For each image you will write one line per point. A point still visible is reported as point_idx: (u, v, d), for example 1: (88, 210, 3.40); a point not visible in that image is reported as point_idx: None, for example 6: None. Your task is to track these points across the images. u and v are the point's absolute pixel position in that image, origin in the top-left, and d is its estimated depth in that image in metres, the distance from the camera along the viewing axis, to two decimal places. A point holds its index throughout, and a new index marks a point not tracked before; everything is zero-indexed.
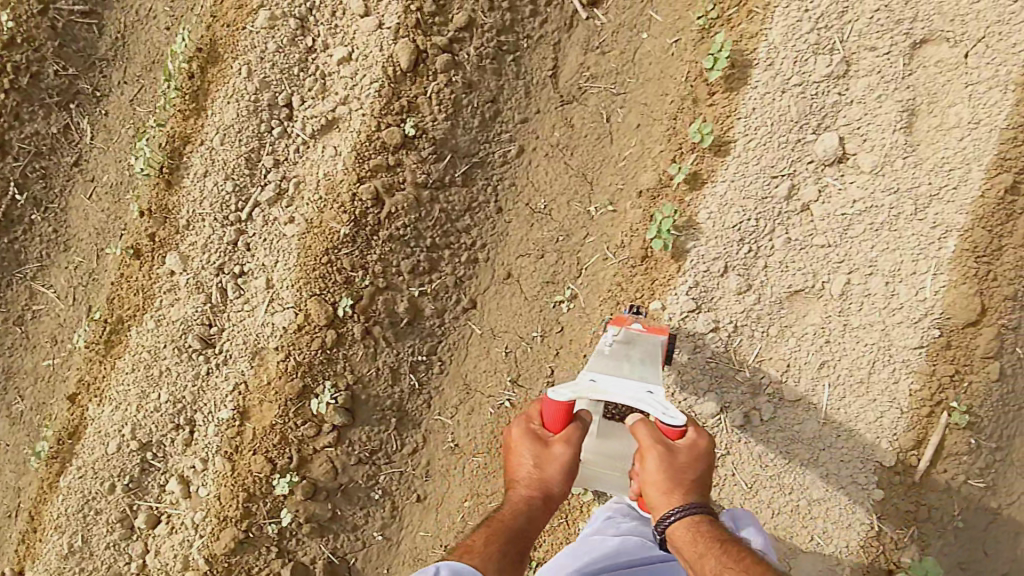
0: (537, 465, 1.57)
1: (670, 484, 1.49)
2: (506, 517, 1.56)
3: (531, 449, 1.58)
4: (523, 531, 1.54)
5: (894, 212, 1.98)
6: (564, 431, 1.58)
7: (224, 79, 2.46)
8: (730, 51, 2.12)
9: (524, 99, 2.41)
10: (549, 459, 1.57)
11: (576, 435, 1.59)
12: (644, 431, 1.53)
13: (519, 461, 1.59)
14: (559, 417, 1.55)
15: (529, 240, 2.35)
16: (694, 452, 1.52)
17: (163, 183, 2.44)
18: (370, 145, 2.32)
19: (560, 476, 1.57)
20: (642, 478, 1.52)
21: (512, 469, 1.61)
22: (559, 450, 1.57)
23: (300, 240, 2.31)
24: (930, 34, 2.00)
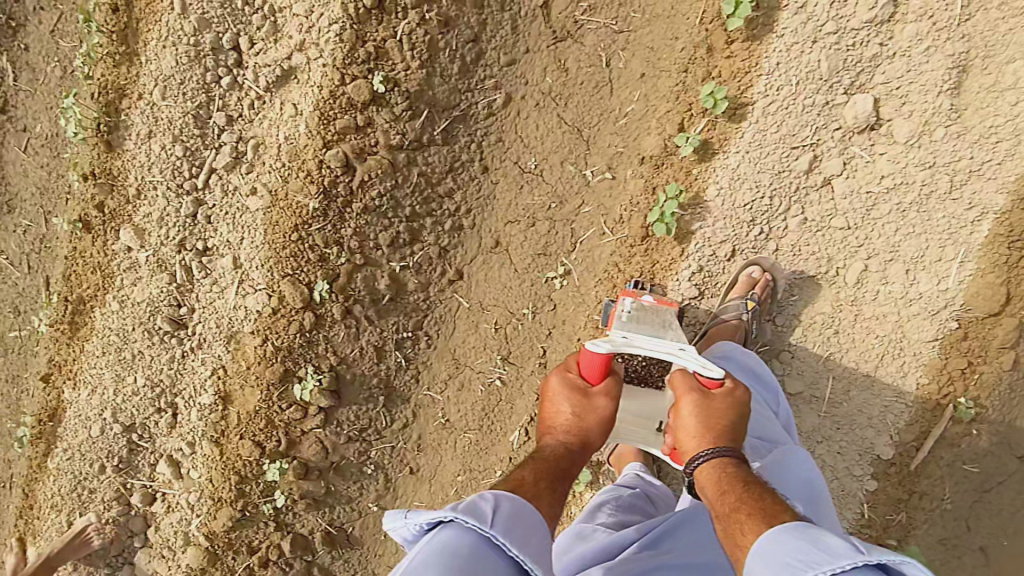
0: (577, 415, 1.37)
1: (703, 427, 1.31)
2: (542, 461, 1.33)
3: (571, 397, 1.38)
4: (564, 479, 1.30)
5: (925, 190, 1.77)
6: (604, 383, 1.40)
7: (154, 16, 2.11)
8: None
9: (511, 37, 2.07)
10: (590, 410, 1.38)
11: (616, 388, 1.42)
12: (681, 379, 1.38)
13: (556, 410, 1.40)
14: (601, 366, 1.37)
15: (518, 206, 2.13)
16: (736, 402, 1.33)
17: (103, 145, 2.19)
18: (334, 103, 2.02)
19: (599, 432, 1.38)
20: (675, 424, 1.36)
21: (548, 417, 1.41)
22: (601, 403, 1.38)
23: (266, 214, 2.11)
24: None
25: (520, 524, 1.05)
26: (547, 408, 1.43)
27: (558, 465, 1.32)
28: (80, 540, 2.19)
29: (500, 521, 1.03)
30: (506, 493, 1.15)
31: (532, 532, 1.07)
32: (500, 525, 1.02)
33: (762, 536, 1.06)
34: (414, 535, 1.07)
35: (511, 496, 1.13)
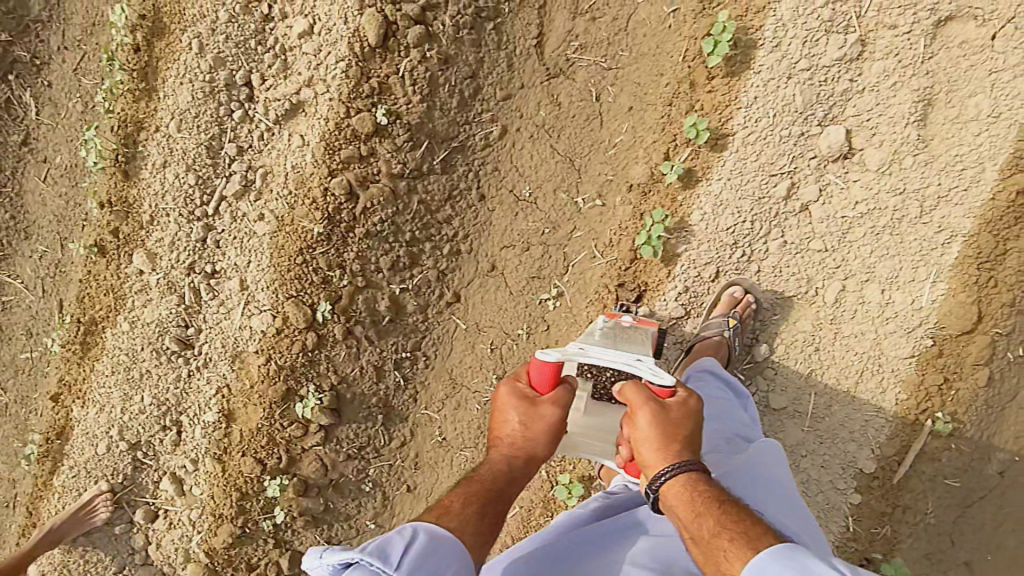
0: (523, 425, 1.41)
1: (664, 440, 1.30)
2: (485, 480, 1.40)
3: (518, 407, 1.42)
4: (504, 496, 1.38)
5: (897, 215, 1.87)
6: (553, 391, 1.43)
7: (173, 55, 2.24)
8: (733, 32, 1.90)
9: (506, 74, 2.20)
10: (536, 419, 1.42)
11: (566, 398, 1.45)
12: (633, 392, 1.36)
13: (505, 419, 1.44)
14: (549, 376, 1.41)
15: (513, 231, 2.25)
16: (690, 411, 1.35)
17: (120, 174, 2.32)
18: (339, 134, 2.14)
19: (548, 438, 1.42)
20: (633, 437, 1.34)
21: (497, 425, 1.46)
22: (548, 411, 1.42)
23: (272, 239, 2.22)
24: (956, 10, 1.77)
25: (432, 561, 1.09)
26: (497, 417, 1.48)
27: (499, 482, 1.39)
28: (85, 509, 2.27)
29: (413, 558, 1.08)
30: (425, 525, 1.19)
31: (444, 567, 1.11)
32: (409, 563, 1.06)
33: (751, 561, 1.08)
34: (331, 572, 1.09)
35: (428, 527, 1.18)
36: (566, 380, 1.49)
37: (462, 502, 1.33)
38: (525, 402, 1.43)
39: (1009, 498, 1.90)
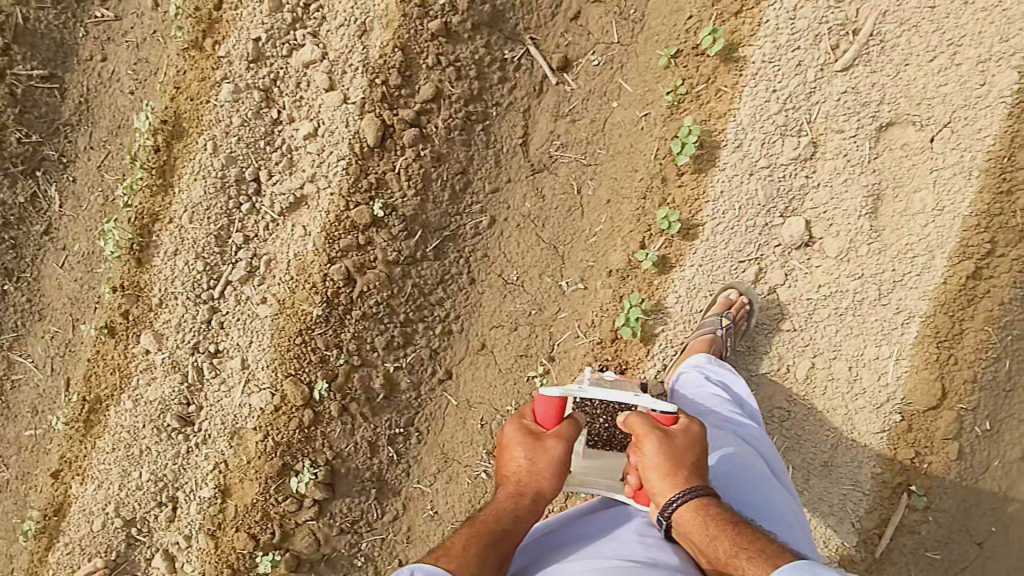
0: (528, 460, 1.50)
1: (669, 466, 1.41)
2: (490, 519, 1.46)
3: (524, 444, 1.52)
4: (509, 534, 1.42)
5: (858, 297, 2.00)
6: (557, 427, 1.53)
7: (190, 155, 2.46)
8: (698, 135, 2.09)
9: (494, 169, 2.43)
10: (542, 454, 1.51)
11: (569, 433, 1.54)
12: (637, 423, 1.46)
13: (512, 458, 1.53)
14: (553, 412, 1.53)
15: (502, 312, 2.44)
16: (691, 436, 1.46)
17: (134, 261, 2.49)
18: (340, 225, 2.34)
19: (555, 473, 1.50)
20: (640, 465, 1.44)
21: (505, 465, 1.54)
22: (552, 446, 1.51)
23: (273, 320, 2.39)
24: (897, 116, 1.97)
25: None
26: (504, 455, 1.56)
27: (506, 519, 1.44)
28: None
29: None
30: (423, 565, 1.29)
31: None
32: None
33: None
34: None
35: (428, 568, 1.28)
36: (570, 420, 1.59)
37: (464, 543, 1.39)
38: (531, 440, 1.53)
39: (976, 565, 2.00)
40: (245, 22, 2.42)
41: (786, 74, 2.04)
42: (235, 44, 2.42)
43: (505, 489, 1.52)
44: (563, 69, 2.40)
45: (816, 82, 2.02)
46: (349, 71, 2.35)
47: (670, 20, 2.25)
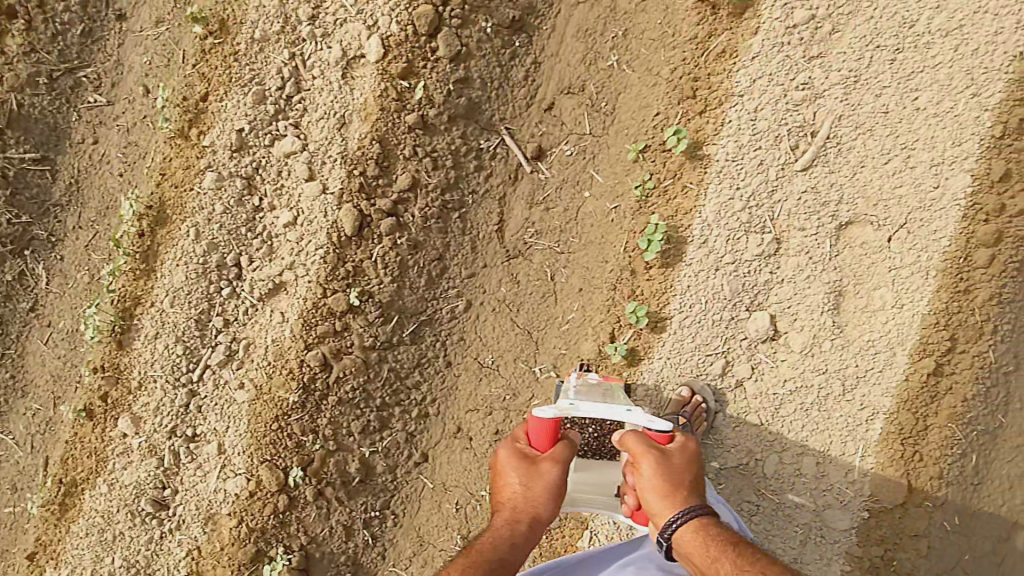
0: (523, 486, 1.73)
1: (666, 486, 1.63)
2: (487, 547, 1.70)
3: (519, 471, 1.75)
4: (505, 559, 1.67)
5: (822, 392, 2.03)
6: (551, 451, 1.74)
7: (173, 240, 2.51)
8: (663, 232, 2.16)
9: (470, 255, 2.48)
10: (536, 478, 1.73)
11: (563, 454, 1.75)
12: (635, 442, 1.68)
13: (508, 482, 1.76)
14: (546, 437, 1.73)
15: (477, 396, 2.47)
16: (684, 453, 1.69)
17: (115, 344, 2.52)
18: (317, 312, 2.39)
19: (548, 493, 1.72)
20: (641, 485, 1.65)
21: (503, 488, 1.77)
22: (545, 470, 1.73)
23: (251, 406, 2.43)
24: (855, 216, 2.03)
25: None
26: (500, 480, 1.79)
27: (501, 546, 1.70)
28: None
29: None
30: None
31: None
32: None
33: None
34: None
35: None
36: (564, 440, 1.79)
37: (463, 570, 1.64)
38: (526, 466, 1.75)
39: None
40: (230, 114, 2.51)
41: (749, 172, 2.10)
42: (219, 135, 2.51)
43: (503, 514, 1.76)
44: (537, 158, 2.46)
45: (777, 181, 2.08)
46: (329, 162, 2.42)
47: (638, 115, 2.33)
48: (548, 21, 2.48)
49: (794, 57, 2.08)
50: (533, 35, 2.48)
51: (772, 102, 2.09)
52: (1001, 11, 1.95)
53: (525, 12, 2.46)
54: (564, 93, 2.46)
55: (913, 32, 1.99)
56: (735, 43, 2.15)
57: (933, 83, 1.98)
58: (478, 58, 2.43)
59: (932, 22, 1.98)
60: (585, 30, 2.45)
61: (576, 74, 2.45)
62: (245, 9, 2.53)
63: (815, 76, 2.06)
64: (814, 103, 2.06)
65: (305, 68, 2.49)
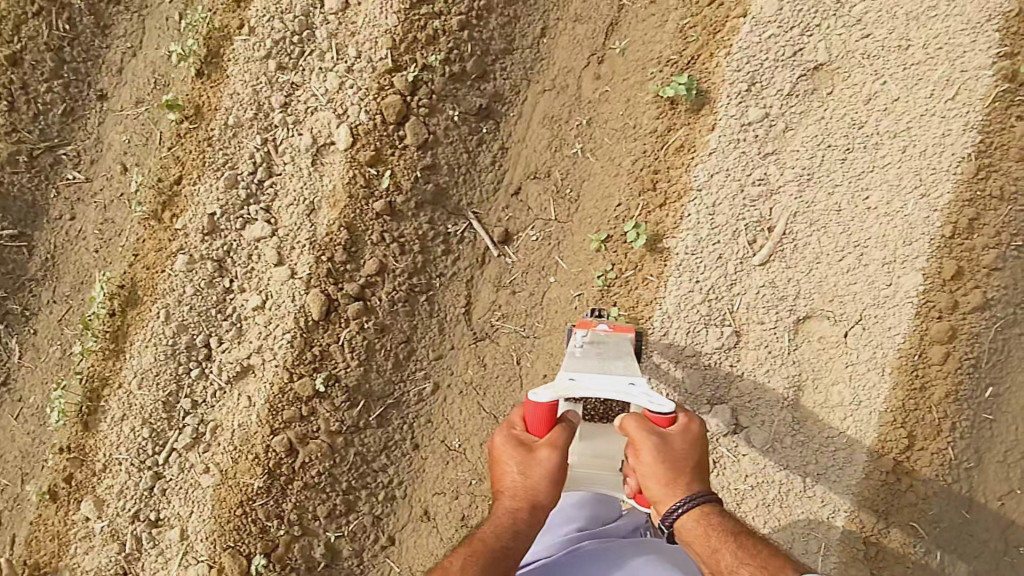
0: (522, 474, 1.60)
1: (668, 475, 1.54)
2: (489, 537, 1.61)
3: (516, 458, 1.61)
4: (509, 549, 1.58)
5: (783, 487, 2.04)
6: (549, 435, 1.60)
7: (142, 321, 2.52)
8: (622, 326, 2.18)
9: (438, 336, 2.49)
10: (534, 465, 1.60)
11: (561, 438, 1.61)
12: (635, 427, 1.54)
13: (505, 470, 1.63)
14: (542, 421, 1.60)
15: (444, 479, 2.47)
16: (686, 436, 1.58)
17: (80, 425, 2.50)
18: (283, 397, 2.38)
19: (548, 481, 1.60)
20: (642, 474, 1.54)
21: (500, 476, 1.65)
22: (543, 455, 1.60)
23: (215, 491, 2.41)
24: (812, 310, 2.05)
25: None
26: (498, 468, 1.66)
27: (503, 538, 1.59)
28: None
29: None
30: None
31: None
32: None
33: None
34: None
35: None
36: (563, 420, 1.67)
37: (463, 566, 1.55)
38: (523, 453, 1.61)
39: None
40: (202, 197, 2.55)
41: (709, 264, 2.11)
42: (192, 218, 2.54)
43: (503, 502, 1.64)
44: (504, 241, 2.50)
45: (736, 274, 2.09)
46: (297, 247, 2.45)
47: (601, 203, 2.39)
48: (514, 108, 2.57)
49: (750, 153, 2.14)
50: (500, 121, 2.57)
51: (728, 196, 2.13)
52: (948, 114, 2.03)
53: (492, 100, 2.56)
54: (530, 178, 2.52)
55: (862, 133, 2.08)
56: (693, 137, 2.21)
57: (883, 182, 2.04)
58: (446, 145, 2.50)
59: (880, 123, 2.07)
60: (551, 118, 2.54)
61: (542, 160, 2.51)
62: (220, 96, 2.61)
63: (770, 172, 2.12)
64: (770, 199, 2.10)
65: (277, 152, 2.55)
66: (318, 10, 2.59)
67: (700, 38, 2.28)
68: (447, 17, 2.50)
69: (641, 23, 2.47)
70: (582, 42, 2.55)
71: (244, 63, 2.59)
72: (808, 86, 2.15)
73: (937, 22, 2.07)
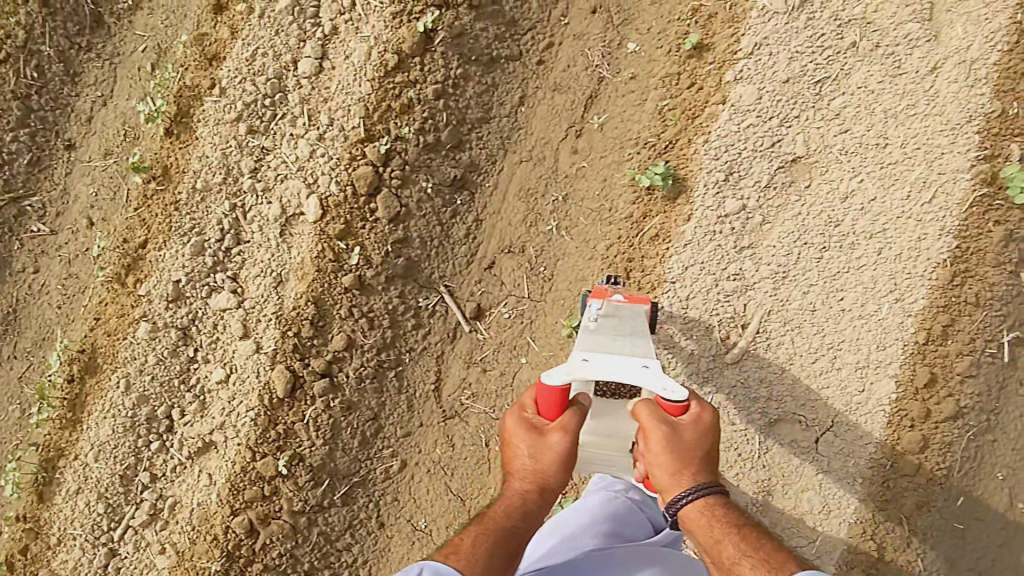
0: (533, 457, 1.55)
1: (674, 463, 1.49)
2: (500, 516, 1.57)
3: (527, 440, 1.56)
4: (519, 530, 1.53)
5: None
6: (560, 418, 1.55)
7: (101, 390, 2.44)
8: None
9: (407, 413, 2.43)
10: (545, 448, 1.55)
11: (573, 422, 1.56)
12: (646, 414, 1.50)
13: (516, 451, 1.58)
14: (553, 404, 1.53)
15: (409, 560, 2.38)
16: (698, 426, 1.52)
17: (35, 496, 2.43)
18: (245, 476, 2.32)
19: (558, 466, 1.54)
20: (648, 460, 1.51)
21: (509, 459, 1.60)
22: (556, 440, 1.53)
23: (172, 571, 2.35)
24: (783, 414, 2.02)
25: None
26: (509, 450, 1.62)
27: (512, 519, 1.54)
28: None
29: None
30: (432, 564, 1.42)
31: None
32: None
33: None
34: None
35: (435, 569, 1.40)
36: (577, 401, 1.60)
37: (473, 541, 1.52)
38: (534, 435, 1.57)
39: None
40: (168, 263, 2.47)
41: (680, 360, 2.07)
42: (156, 284, 2.47)
43: (514, 483, 1.60)
44: (476, 316, 2.45)
45: (709, 372, 2.05)
46: (263, 320, 2.39)
47: (575, 286, 2.35)
48: (490, 178, 2.53)
49: (726, 247, 2.10)
50: (475, 192, 2.52)
51: (700, 290, 2.09)
52: (924, 217, 2.02)
53: (467, 170, 2.51)
54: (504, 252, 2.47)
55: (839, 231, 2.05)
56: (668, 227, 2.18)
57: (858, 284, 2.02)
58: (418, 218, 2.45)
59: (856, 222, 2.05)
60: (527, 190, 2.49)
61: (516, 235, 2.46)
62: (188, 158, 2.54)
63: (746, 267, 2.08)
64: (745, 294, 2.07)
65: (246, 219, 2.49)
66: (292, 73, 2.54)
67: (678, 122, 2.25)
68: (422, 86, 2.46)
69: (621, 98, 2.43)
70: (560, 112, 2.50)
71: (214, 125, 2.53)
72: (785, 177, 2.12)
73: (916, 121, 2.07)
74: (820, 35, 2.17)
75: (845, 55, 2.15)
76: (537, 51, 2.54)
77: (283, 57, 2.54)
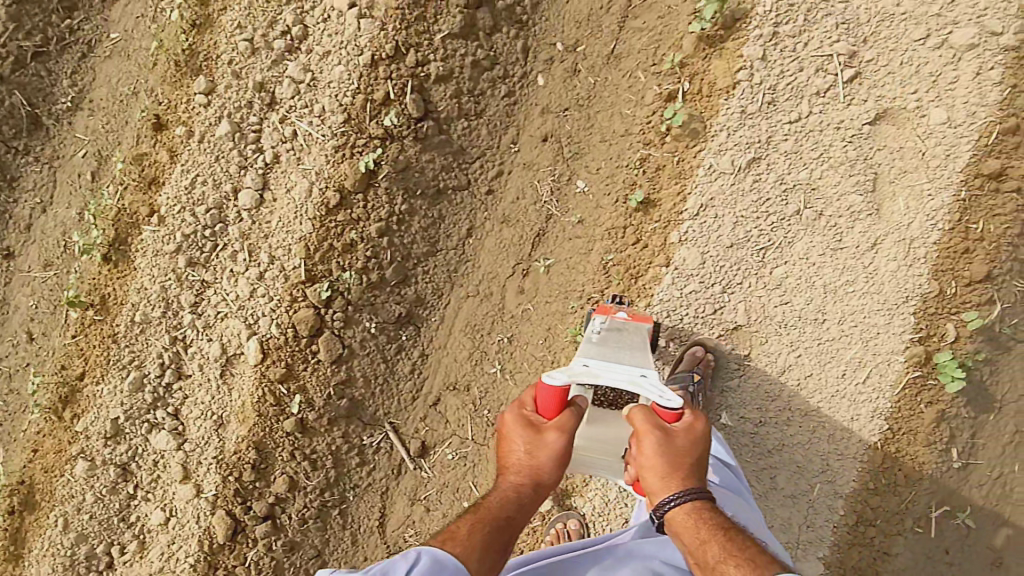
0: (529, 453, 1.52)
1: (666, 465, 1.45)
2: (494, 507, 1.53)
3: (524, 436, 1.53)
4: (512, 521, 1.50)
5: None
6: (558, 417, 1.53)
7: (41, 528, 2.44)
8: None
9: (350, 548, 2.47)
10: (541, 446, 1.52)
11: (570, 421, 1.54)
12: (641, 417, 1.49)
13: (511, 447, 1.56)
14: (553, 402, 1.51)
15: None
16: (690, 435, 1.50)
17: None
18: None
19: (554, 462, 1.52)
20: (639, 462, 1.47)
21: (505, 454, 1.57)
22: (553, 438, 1.51)
23: None
24: None
25: None
26: (504, 445, 1.58)
27: (507, 510, 1.52)
28: None
29: None
30: (430, 548, 1.40)
31: None
32: None
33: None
34: None
35: (432, 552, 1.38)
36: (575, 405, 1.58)
37: (470, 529, 1.47)
38: (531, 432, 1.54)
39: None
40: (105, 399, 2.43)
41: None
42: (93, 420, 2.42)
43: (508, 477, 1.56)
44: (420, 454, 2.47)
45: None
46: (204, 464, 2.40)
47: None
48: (436, 312, 2.49)
49: None
50: (421, 326, 2.49)
51: None
52: (858, 397, 2.11)
53: (412, 305, 2.47)
54: (450, 389, 2.47)
55: (774, 406, 2.16)
56: None
57: (789, 463, 2.17)
58: (362, 356, 2.43)
59: (792, 399, 2.15)
60: (473, 326, 2.47)
61: (462, 371, 2.47)
62: (127, 289, 2.46)
63: None
64: None
65: (186, 354, 2.45)
66: (232, 203, 2.44)
67: (622, 280, 2.28)
68: (366, 224, 2.38)
69: (568, 241, 2.40)
70: (507, 247, 2.46)
71: (152, 257, 2.43)
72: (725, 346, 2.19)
73: (853, 299, 2.11)
74: (766, 199, 2.14)
75: (789, 222, 2.14)
76: (486, 181, 2.46)
77: (223, 185, 2.43)
